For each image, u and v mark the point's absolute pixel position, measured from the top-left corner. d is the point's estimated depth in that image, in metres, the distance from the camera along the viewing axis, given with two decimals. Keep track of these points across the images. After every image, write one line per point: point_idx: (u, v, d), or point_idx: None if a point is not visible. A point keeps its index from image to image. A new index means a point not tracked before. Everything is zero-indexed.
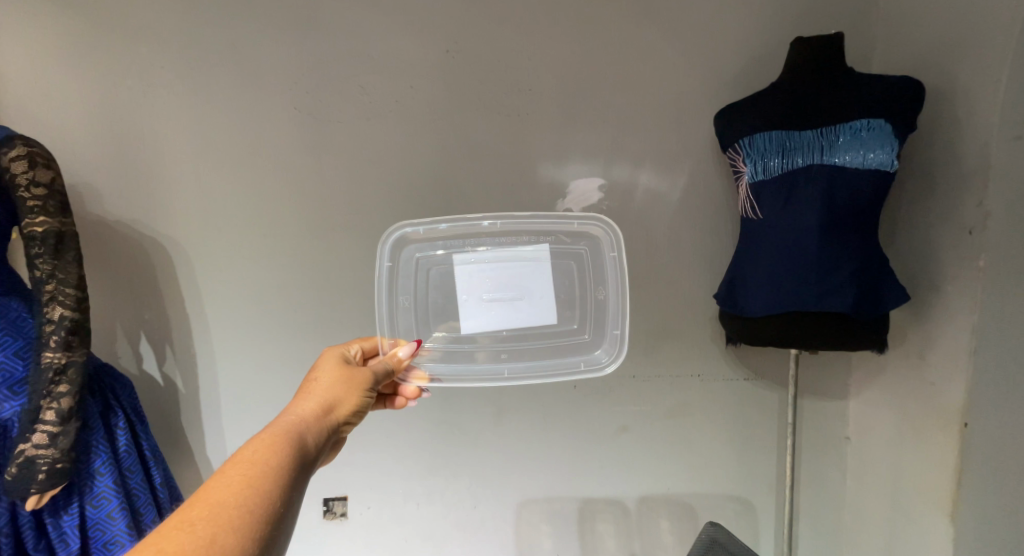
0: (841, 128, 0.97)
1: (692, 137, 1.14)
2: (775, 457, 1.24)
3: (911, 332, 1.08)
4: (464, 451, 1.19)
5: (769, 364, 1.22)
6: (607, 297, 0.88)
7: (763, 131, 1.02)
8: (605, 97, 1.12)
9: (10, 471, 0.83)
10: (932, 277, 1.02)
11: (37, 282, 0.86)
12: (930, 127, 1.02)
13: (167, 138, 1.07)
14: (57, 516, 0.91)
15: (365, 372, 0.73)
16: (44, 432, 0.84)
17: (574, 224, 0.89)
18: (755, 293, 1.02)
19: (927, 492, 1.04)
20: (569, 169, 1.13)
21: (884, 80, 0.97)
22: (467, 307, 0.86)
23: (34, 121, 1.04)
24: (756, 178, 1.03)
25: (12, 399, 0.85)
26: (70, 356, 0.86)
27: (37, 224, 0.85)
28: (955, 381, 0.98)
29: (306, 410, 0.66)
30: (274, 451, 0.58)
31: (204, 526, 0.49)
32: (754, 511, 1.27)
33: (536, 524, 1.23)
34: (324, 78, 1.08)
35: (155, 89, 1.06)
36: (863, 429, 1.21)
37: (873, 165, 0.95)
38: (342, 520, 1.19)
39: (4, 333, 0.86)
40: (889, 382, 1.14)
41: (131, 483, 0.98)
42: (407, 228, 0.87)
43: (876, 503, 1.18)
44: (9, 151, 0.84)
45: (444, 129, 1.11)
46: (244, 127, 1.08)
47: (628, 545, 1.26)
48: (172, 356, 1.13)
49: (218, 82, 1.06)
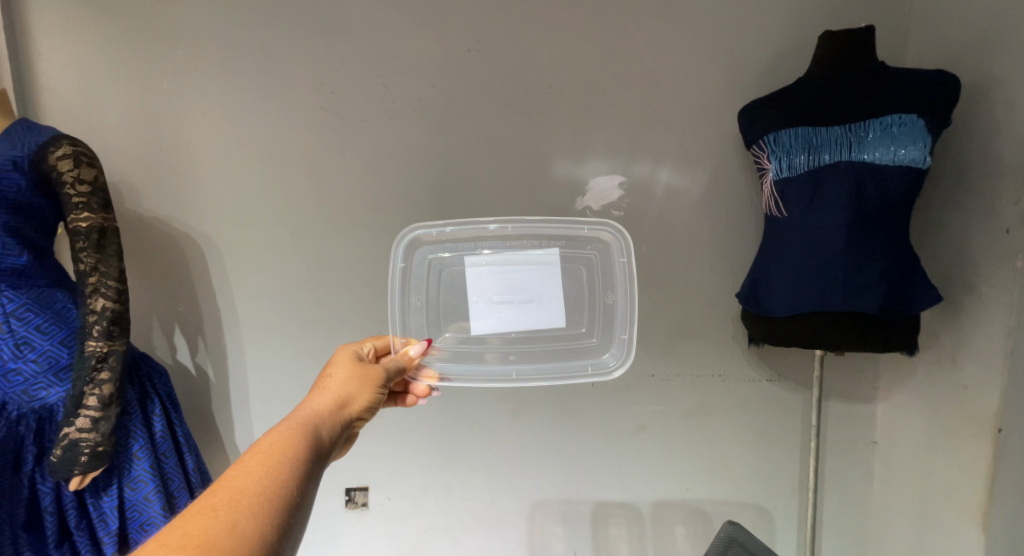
0: (871, 123, 0.94)
1: (716, 133, 1.12)
2: (798, 460, 1.22)
3: (943, 333, 1.04)
4: (481, 447, 1.20)
5: (793, 365, 1.19)
6: (617, 300, 0.89)
7: (788, 128, 0.99)
8: (626, 93, 1.11)
9: (55, 453, 0.88)
10: (965, 277, 0.98)
11: (81, 275, 0.91)
12: (965, 122, 0.97)
13: (199, 136, 1.11)
14: (98, 497, 0.96)
15: (378, 370, 0.75)
16: (86, 416, 0.88)
17: (585, 229, 0.89)
18: (776, 295, 1.00)
19: (958, 499, 1.01)
20: (589, 166, 1.13)
21: (917, 75, 0.94)
22: (477, 308, 0.87)
23: (77, 119, 1.10)
24: (782, 175, 1.00)
25: (57, 384, 0.92)
26: (111, 344, 0.91)
27: (82, 220, 0.90)
28: (990, 384, 0.95)
29: (321, 405, 0.68)
30: (291, 444, 0.61)
31: (227, 511, 0.52)
32: (773, 517, 1.25)
33: (549, 526, 1.24)
34: (348, 78, 1.10)
35: (189, 91, 1.10)
36: (891, 433, 1.17)
37: (905, 161, 0.92)
38: (364, 510, 1.22)
39: (52, 322, 0.92)
40: (919, 385, 1.10)
41: (166, 467, 1.03)
42: (419, 229, 0.89)
43: (904, 513, 1.14)
44: (57, 150, 0.89)
45: (464, 126, 1.12)
46: (272, 127, 1.11)
47: (641, 549, 1.26)
48: (204, 347, 1.18)
49: (248, 83, 1.10)
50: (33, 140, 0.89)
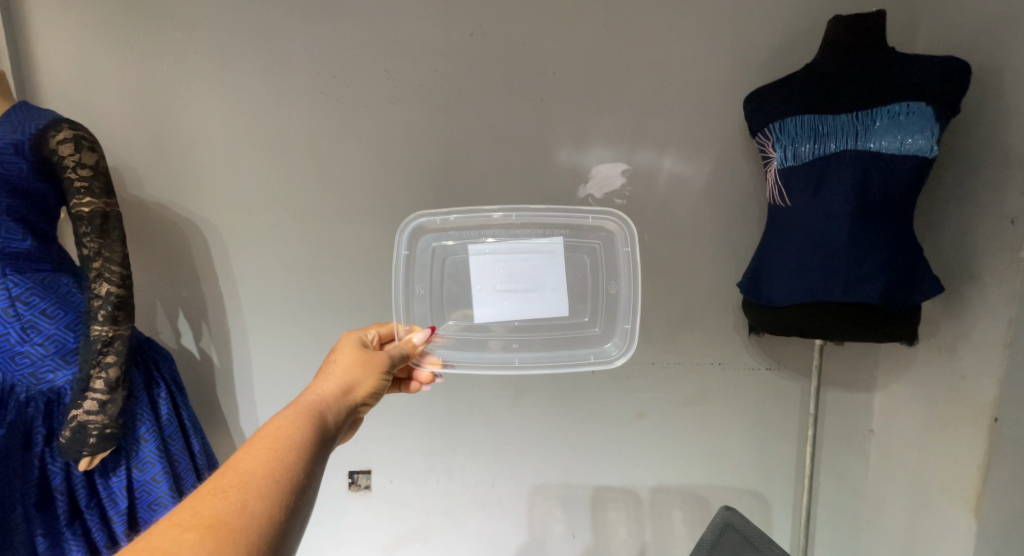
0: (879, 111, 0.93)
1: (721, 121, 1.11)
2: (796, 446, 1.23)
3: (944, 323, 1.04)
4: (482, 431, 1.22)
5: (793, 353, 1.20)
6: (620, 290, 0.89)
7: (794, 116, 0.98)
8: (631, 79, 1.10)
9: (64, 434, 0.90)
10: (969, 267, 0.98)
11: (85, 260, 0.91)
12: (974, 110, 0.96)
13: (199, 120, 1.11)
14: (107, 477, 0.99)
15: (382, 356, 0.76)
16: (94, 400, 0.90)
17: (589, 218, 0.89)
18: (777, 285, 1.01)
19: (953, 486, 1.02)
20: (592, 154, 1.12)
21: (928, 61, 0.92)
22: (481, 296, 0.88)
23: (78, 103, 1.09)
24: (786, 164, 0.99)
25: (64, 367, 0.93)
26: (116, 329, 0.91)
27: (84, 205, 0.90)
28: (988, 374, 0.95)
29: (326, 390, 0.69)
30: (298, 427, 0.62)
31: (235, 493, 0.53)
32: (769, 502, 1.26)
33: (549, 510, 1.26)
34: (350, 62, 1.09)
35: (189, 74, 1.09)
36: (889, 421, 1.18)
37: (911, 151, 0.91)
38: (366, 492, 1.24)
39: (57, 306, 0.93)
40: (917, 375, 1.11)
41: (173, 449, 1.05)
42: (423, 217, 0.89)
43: (899, 499, 1.16)
44: (57, 134, 0.89)
45: (466, 112, 1.11)
46: (274, 112, 1.11)
47: (638, 533, 1.28)
48: (208, 332, 1.19)
49: (249, 67, 1.09)
50: (33, 123, 0.89)
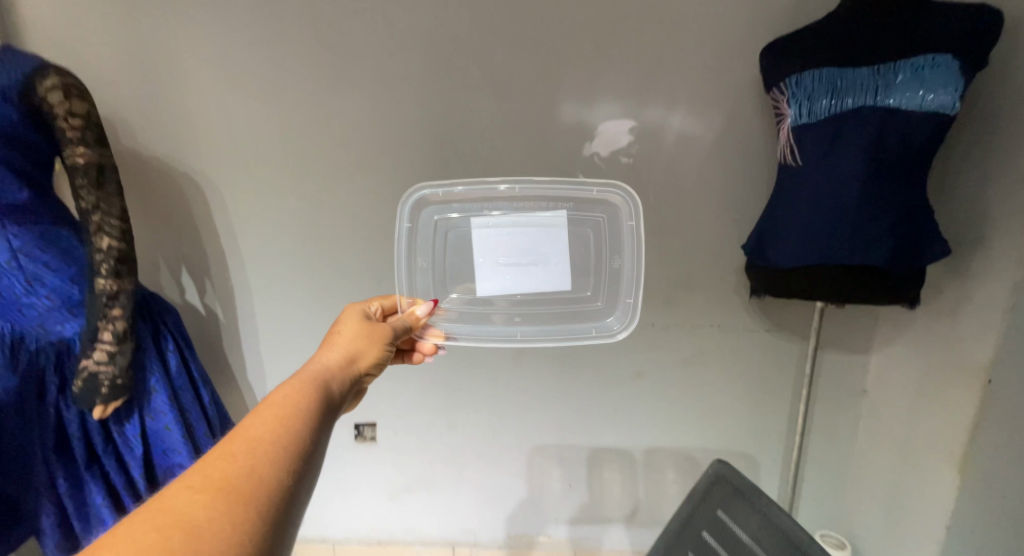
0: (901, 66, 0.88)
1: (734, 75, 1.06)
2: (788, 406, 1.27)
3: (947, 289, 1.04)
4: (483, 388, 1.25)
5: (793, 316, 1.20)
6: (623, 265, 0.88)
7: (812, 70, 0.94)
8: (641, 28, 1.04)
9: (77, 384, 0.92)
10: (979, 233, 0.97)
11: (85, 213, 0.90)
12: (1003, 67, 0.91)
13: (189, 70, 1.06)
14: (122, 425, 1.02)
15: (385, 328, 0.77)
16: (103, 350, 0.91)
17: (594, 191, 0.88)
18: (782, 249, 1.00)
19: (937, 445, 1.05)
20: (598, 110, 1.08)
21: (960, 10, 0.86)
22: (483, 270, 0.87)
23: (61, 50, 1.05)
24: (800, 122, 0.96)
25: (73, 319, 0.95)
26: (120, 283, 0.92)
27: (78, 156, 0.88)
28: (984, 340, 0.95)
29: (330, 360, 0.70)
30: (303, 396, 0.63)
31: (245, 456, 0.54)
32: (758, 457, 1.32)
33: (547, 468, 1.32)
34: (344, 7, 1.03)
35: (174, 19, 1.03)
36: (882, 383, 1.21)
37: (932, 107, 0.86)
38: (372, 443, 1.30)
39: (59, 260, 0.92)
40: (914, 338, 1.12)
41: (184, 400, 1.08)
42: (425, 189, 0.87)
43: (885, 455, 1.20)
44: (46, 80, 0.85)
45: (467, 64, 1.06)
46: (265, 62, 1.06)
47: (631, 490, 1.34)
48: (212, 289, 1.20)
49: (236, 12, 1.03)
50: (18, 67, 0.85)
